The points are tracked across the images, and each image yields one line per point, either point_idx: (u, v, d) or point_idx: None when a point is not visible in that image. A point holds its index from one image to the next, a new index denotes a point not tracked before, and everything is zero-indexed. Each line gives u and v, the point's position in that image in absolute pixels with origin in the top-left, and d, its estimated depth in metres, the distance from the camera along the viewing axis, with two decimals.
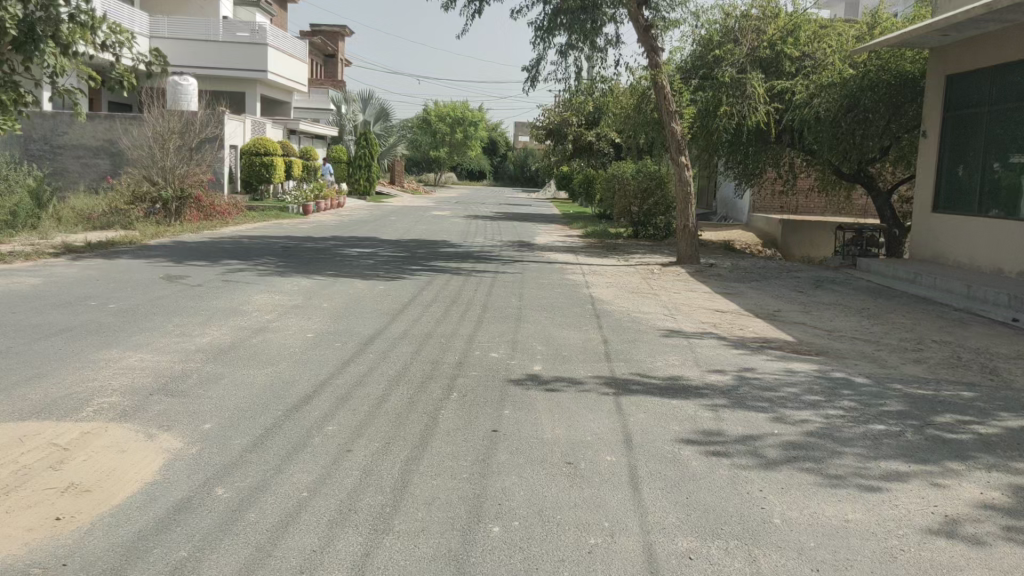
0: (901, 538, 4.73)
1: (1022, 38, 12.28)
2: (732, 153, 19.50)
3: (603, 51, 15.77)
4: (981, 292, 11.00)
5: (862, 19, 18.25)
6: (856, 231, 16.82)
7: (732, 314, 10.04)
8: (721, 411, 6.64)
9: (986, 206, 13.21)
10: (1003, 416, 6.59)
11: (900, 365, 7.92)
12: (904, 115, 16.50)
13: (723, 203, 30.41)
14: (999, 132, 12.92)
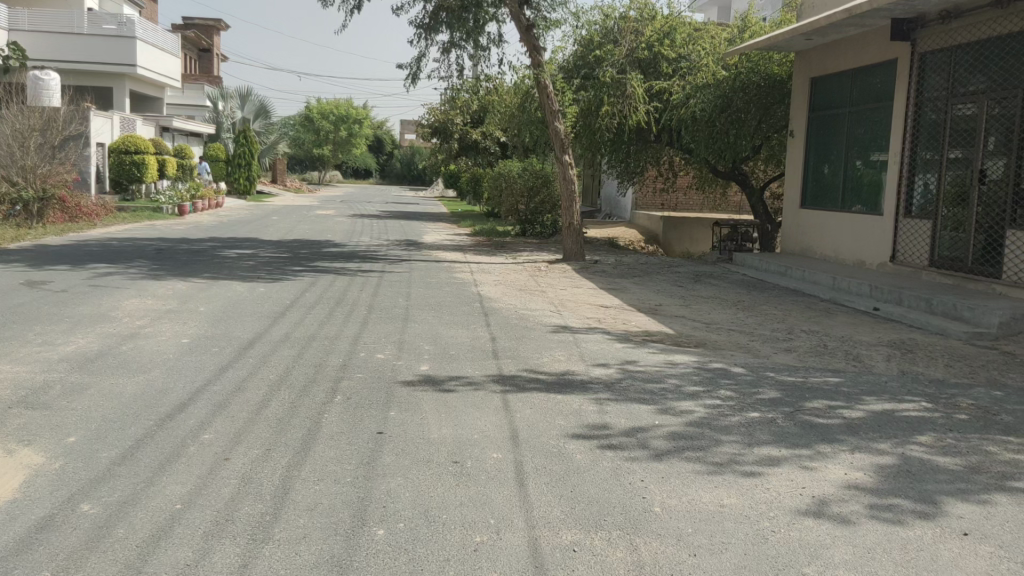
0: (773, 519, 4.94)
1: (880, 42, 13.02)
2: (615, 152, 19.98)
3: (485, 50, 15.81)
4: (846, 283, 11.62)
5: (732, 22, 19.00)
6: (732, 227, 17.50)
7: (616, 309, 10.27)
8: (606, 404, 6.77)
9: (850, 202, 13.92)
10: (867, 400, 7.00)
11: (772, 354, 8.29)
12: (774, 116, 17.28)
13: (606, 202, 31.07)
14: (860, 132, 13.66)
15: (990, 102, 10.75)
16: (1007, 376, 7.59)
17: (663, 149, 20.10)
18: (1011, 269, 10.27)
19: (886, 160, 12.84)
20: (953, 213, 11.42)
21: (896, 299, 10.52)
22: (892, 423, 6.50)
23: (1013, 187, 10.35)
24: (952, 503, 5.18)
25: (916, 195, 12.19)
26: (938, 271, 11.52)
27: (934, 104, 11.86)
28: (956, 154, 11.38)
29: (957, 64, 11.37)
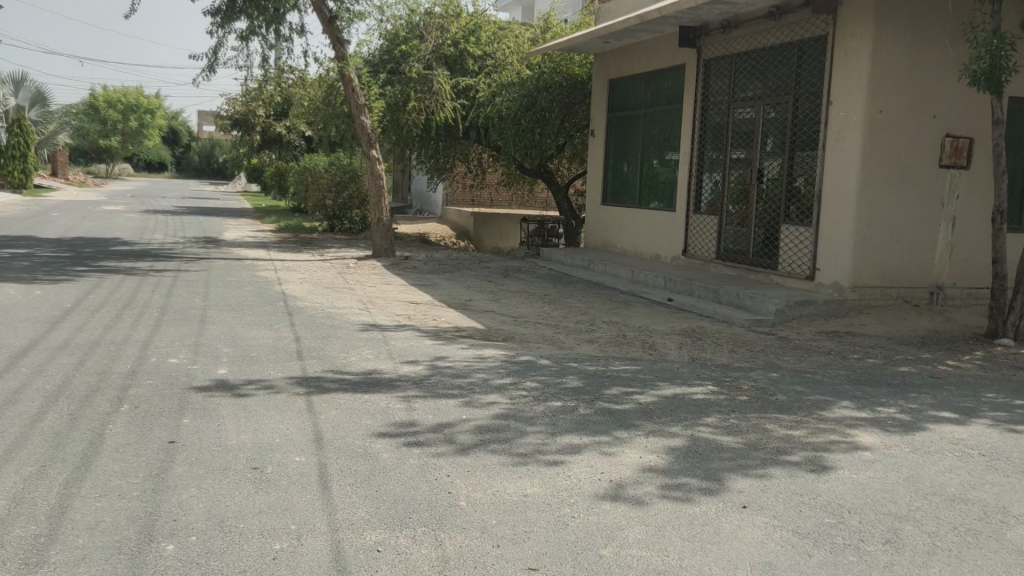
0: (573, 505, 5.12)
1: (670, 48, 13.83)
2: (423, 147, 19.99)
3: (288, 40, 15.32)
4: (643, 277, 12.25)
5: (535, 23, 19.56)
6: (539, 223, 17.96)
7: (425, 305, 10.27)
8: (413, 401, 6.75)
9: (647, 199, 14.69)
10: (660, 385, 7.41)
11: (576, 345, 8.60)
12: (576, 115, 18.04)
13: (416, 198, 31.15)
14: (655, 132, 14.45)
15: (766, 106, 11.66)
16: (782, 359, 8.29)
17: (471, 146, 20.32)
18: (786, 260, 11.21)
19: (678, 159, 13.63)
20: (736, 210, 12.29)
21: (687, 290, 11.21)
22: (682, 407, 6.91)
23: (786, 186, 11.28)
24: (734, 479, 5.59)
25: (704, 193, 13.03)
26: (724, 263, 12.39)
27: (718, 108, 12.72)
28: (738, 154, 12.24)
29: (737, 71, 12.25)
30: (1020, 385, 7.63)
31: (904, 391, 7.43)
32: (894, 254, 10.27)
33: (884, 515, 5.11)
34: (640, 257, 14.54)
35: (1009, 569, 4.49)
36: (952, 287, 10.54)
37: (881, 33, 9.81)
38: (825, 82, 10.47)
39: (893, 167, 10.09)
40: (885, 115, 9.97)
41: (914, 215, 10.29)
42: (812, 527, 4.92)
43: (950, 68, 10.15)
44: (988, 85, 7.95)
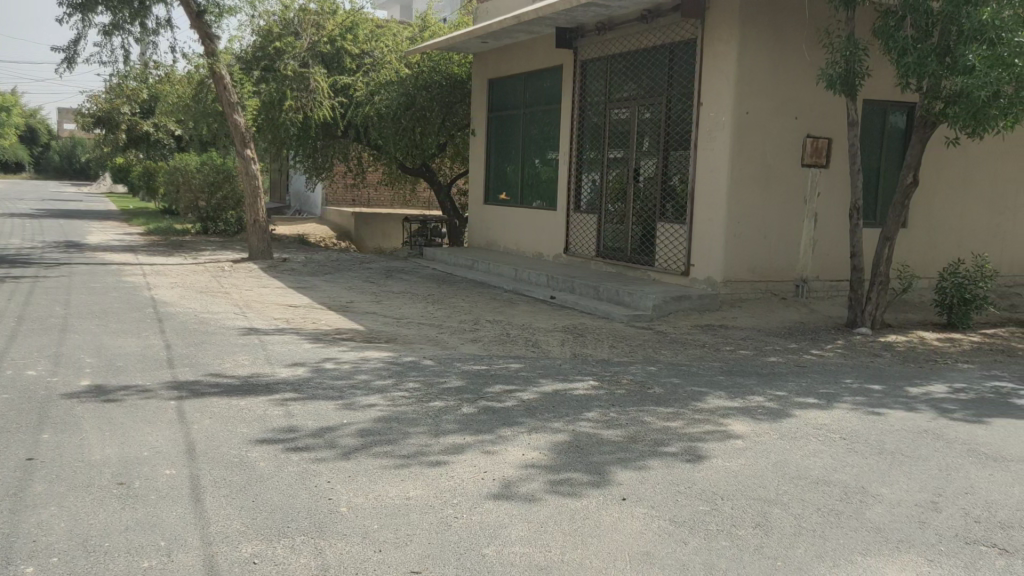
0: (456, 506, 5.11)
1: (547, 48, 14.03)
2: (301, 147, 19.56)
3: (154, 35, 14.68)
4: (526, 275, 12.38)
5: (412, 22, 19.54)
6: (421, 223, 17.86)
7: (304, 308, 10.05)
8: (292, 406, 6.59)
9: (529, 198, 14.84)
10: (542, 382, 7.50)
11: (459, 345, 8.60)
12: (457, 114, 17.93)
13: (294, 197, 30.51)
14: (535, 132, 14.62)
15: (640, 107, 11.97)
16: (659, 353, 8.55)
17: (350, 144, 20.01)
18: (662, 257, 11.55)
19: (557, 159, 13.83)
20: (614, 209, 12.57)
21: (568, 287, 11.40)
22: (564, 403, 7.01)
23: (662, 185, 11.62)
24: (613, 471, 5.71)
25: (584, 192, 13.27)
26: (604, 261, 12.66)
27: (595, 108, 12.96)
28: (615, 154, 12.52)
29: (612, 72, 12.53)
30: (877, 370, 8.13)
31: (772, 379, 7.79)
32: (762, 250, 10.74)
33: (754, 500, 5.33)
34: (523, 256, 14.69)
35: (869, 545, 4.76)
36: (815, 280, 11.12)
37: (747, 38, 10.23)
38: (696, 84, 10.83)
39: (760, 166, 10.55)
40: (752, 117, 10.41)
41: (780, 212, 10.80)
42: (688, 515, 5.08)
43: (809, 73, 10.69)
44: (844, 88, 8.43)
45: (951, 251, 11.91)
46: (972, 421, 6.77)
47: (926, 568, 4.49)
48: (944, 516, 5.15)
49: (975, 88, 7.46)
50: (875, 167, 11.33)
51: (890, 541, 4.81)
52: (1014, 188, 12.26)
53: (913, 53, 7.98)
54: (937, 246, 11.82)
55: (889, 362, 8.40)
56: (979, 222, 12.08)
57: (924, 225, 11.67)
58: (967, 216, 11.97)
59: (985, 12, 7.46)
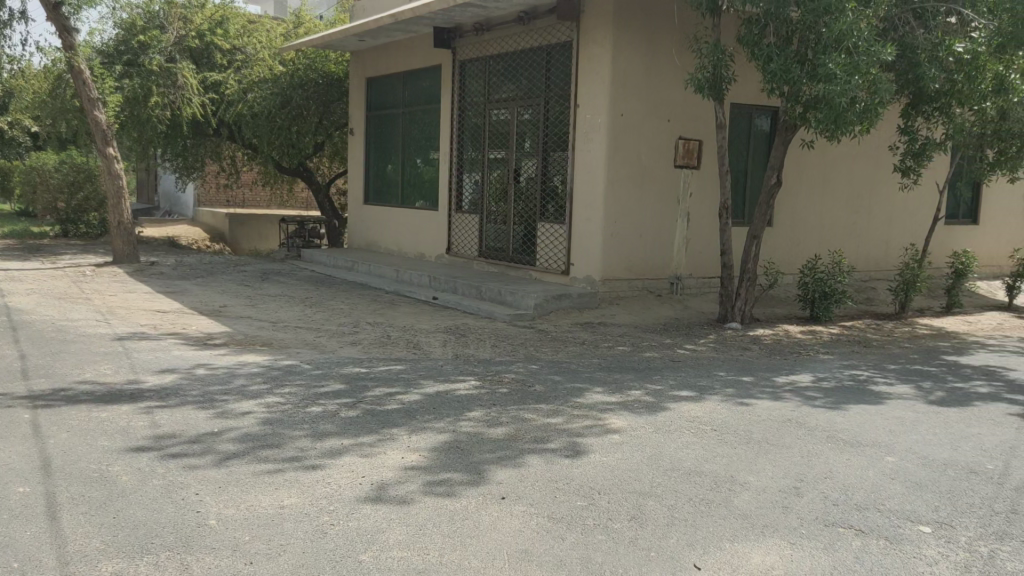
0: (333, 513, 5.00)
1: (425, 48, 13.98)
2: (169, 146, 18.72)
3: (6, 26, 13.80)
4: (408, 276, 12.30)
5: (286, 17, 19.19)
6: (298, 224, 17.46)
7: (174, 313, 9.65)
8: (157, 415, 6.31)
9: (410, 198, 14.75)
10: (423, 383, 7.46)
11: (338, 348, 8.45)
12: (333, 114, 17.81)
13: (164, 198, 29.27)
14: (414, 132, 14.54)
15: (519, 108, 12.08)
16: (540, 351, 8.64)
17: (222, 143, 19.38)
18: (543, 257, 11.69)
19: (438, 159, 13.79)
20: (494, 209, 12.63)
21: (450, 287, 11.39)
22: (444, 403, 6.98)
23: (541, 185, 11.76)
24: (492, 470, 5.73)
25: (465, 192, 13.28)
26: (486, 261, 12.72)
27: (475, 108, 12.98)
28: (496, 155, 12.59)
29: (490, 73, 12.58)
30: (746, 363, 8.47)
31: (649, 374, 8.00)
32: (638, 249, 11.03)
33: (629, 493, 5.46)
34: (405, 256, 14.57)
35: (736, 532, 4.95)
36: (689, 277, 11.51)
37: (620, 42, 10.47)
38: (573, 85, 11.02)
39: (635, 167, 10.83)
40: (626, 119, 10.67)
41: (654, 212, 11.10)
42: (565, 511, 5.15)
43: (679, 77, 11.05)
44: (712, 92, 8.75)
45: (813, 248, 12.55)
46: (833, 408, 7.15)
47: (790, 551, 4.71)
48: (806, 500, 5.42)
49: (836, 94, 7.83)
50: (742, 168, 11.81)
51: (756, 527, 5.01)
52: (868, 189, 13.03)
53: (776, 60, 8.35)
54: (800, 243, 12.43)
55: (757, 355, 8.77)
56: (837, 221, 12.78)
57: (788, 224, 12.26)
58: (826, 215, 12.64)
59: (841, 22, 7.87)
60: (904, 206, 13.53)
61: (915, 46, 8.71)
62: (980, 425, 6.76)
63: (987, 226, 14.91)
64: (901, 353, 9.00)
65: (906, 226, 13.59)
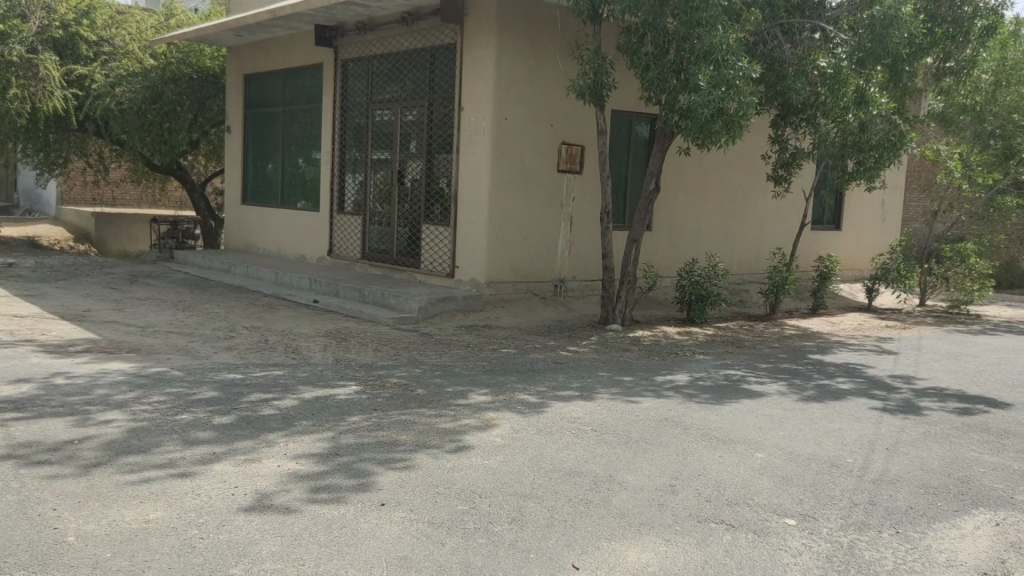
0: (202, 526, 4.78)
1: (304, 45, 13.72)
2: (27, 141, 17.48)
3: None
4: (288, 278, 11.99)
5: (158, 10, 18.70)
6: (171, 225, 16.80)
7: (33, 318, 9.08)
8: (11, 427, 5.90)
9: (291, 198, 14.39)
10: (301, 389, 7.27)
11: (212, 354, 8.14)
12: (209, 110, 17.50)
13: (22, 196, 27.56)
14: (294, 131, 14.24)
15: (403, 109, 11.98)
16: (423, 354, 8.59)
17: (88, 139, 18.42)
18: (428, 259, 11.64)
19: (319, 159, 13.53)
20: (378, 210, 12.48)
21: (332, 291, 11.18)
22: (323, 409, 6.83)
23: (426, 187, 11.70)
24: (373, 475, 5.64)
25: (347, 193, 13.07)
26: (368, 263, 12.55)
27: (357, 108, 12.79)
28: (379, 156, 12.44)
29: (373, 72, 12.43)
30: (626, 363, 8.66)
31: (532, 376, 8.07)
32: (522, 252, 11.12)
33: (510, 496, 5.48)
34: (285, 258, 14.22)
35: (614, 530, 5.04)
36: (572, 280, 11.69)
37: (503, 45, 10.54)
38: (457, 88, 11.01)
39: (518, 170, 10.92)
40: (510, 123, 10.74)
41: (538, 216, 11.22)
42: (445, 516, 5.12)
43: (561, 83, 11.21)
44: (594, 98, 8.91)
45: (689, 252, 12.98)
46: (707, 406, 7.41)
47: (665, 547, 4.83)
48: (680, 497, 5.57)
49: (699, 106, 8.15)
50: (623, 174, 12.09)
51: (633, 525, 5.12)
52: (740, 196, 13.57)
53: (654, 69, 8.59)
54: (677, 247, 12.83)
55: (637, 356, 8.99)
56: (712, 226, 13.26)
57: (666, 228, 12.63)
58: (702, 221, 13.09)
59: (713, 34, 8.16)
60: (774, 212, 14.16)
61: (783, 60, 9.17)
62: (842, 420, 7.13)
63: (849, 233, 15.80)
64: (771, 352, 9.42)
65: (776, 232, 14.23)
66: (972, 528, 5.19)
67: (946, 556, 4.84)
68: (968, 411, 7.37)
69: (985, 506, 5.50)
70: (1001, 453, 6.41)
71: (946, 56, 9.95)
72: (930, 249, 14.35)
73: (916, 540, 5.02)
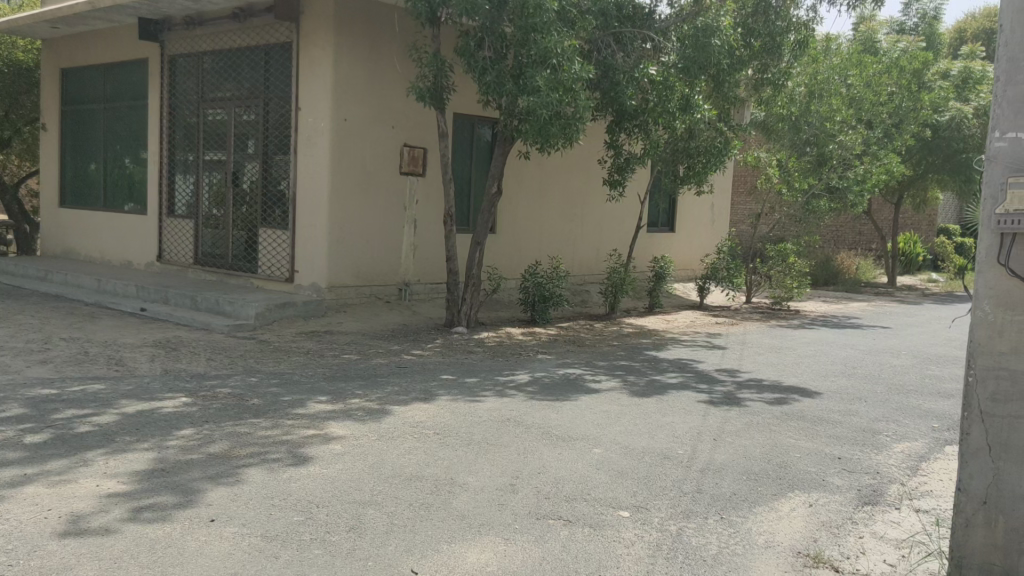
0: (10, 553, 4.42)
1: (128, 40, 12.99)
2: None
3: None
4: (112, 285, 11.31)
5: None
6: None
7: None
8: None
9: (117, 200, 13.57)
10: (124, 403, 6.86)
11: (24, 368, 7.55)
12: (22, 107, 16.32)
13: None
14: (118, 130, 13.45)
15: (237, 108, 11.57)
16: (259, 362, 8.30)
17: None
18: (265, 263, 11.31)
19: (146, 159, 12.84)
20: (212, 214, 11.97)
21: (161, 298, 10.64)
22: (149, 424, 6.47)
23: (262, 189, 11.36)
24: (202, 491, 5.39)
25: (178, 196, 12.48)
26: (200, 268, 12.03)
27: (187, 107, 12.24)
28: (212, 156, 11.96)
29: (204, 70, 11.93)
30: (470, 365, 8.71)
31: (373, 381, 7.97)
32: (364, 255, 10.99)
33: (348, 504, 5.37)
34: (109, 264, 13.40)
35: (454, 533, 5.04)
36: (417, 283, 11.65)
37: (341, 46, 10.38)
38: (294, 88, 10.74)
39: (360, 172, 10.79)
40: (350, 124, 10.59)
41: (380, 218, 11.12)
42: (280, 529, 4.95)
43: (402, 85, 11.16)
44: (434, 101, 8.89)
45: (531, 254, 13.21)
46: (546, 404, 7.56)
47: (503, 547, 4.87)
48: (520, 496, 5.64)
49: (539, 107, 8.28)
50: (465, 177, 12.16)
51: (473, 526, 5.13)
52: (580, 199, 13.94)
53: (491, 73, 8.68)
54: (520, 249, 13.04)
55: (480, 357, 9.05)
56: (554, 228, 13.57)
57: (509, 231, 12.81)
58: (543, 223, 13.36)
59: (547, 40, 8.33)
60: (612, 215, 14.64)
61: (615, 67, 9.48)
62: (674, 413, 7.45)
63: (680, 234, 16.55)
64: (609, 350, 9.73)
65: (614, 234, 14.72)
66: (788, 510, 5.54)
67: (765, 537, 5.14)
68: (785, 400, 7.89)
69: (799, 489, 5.88)
70: (815, 438, 6.88)
71: (764, 68, 10.61)
72: (754, 250, 15.22)
73: (739, 524, 5.30)
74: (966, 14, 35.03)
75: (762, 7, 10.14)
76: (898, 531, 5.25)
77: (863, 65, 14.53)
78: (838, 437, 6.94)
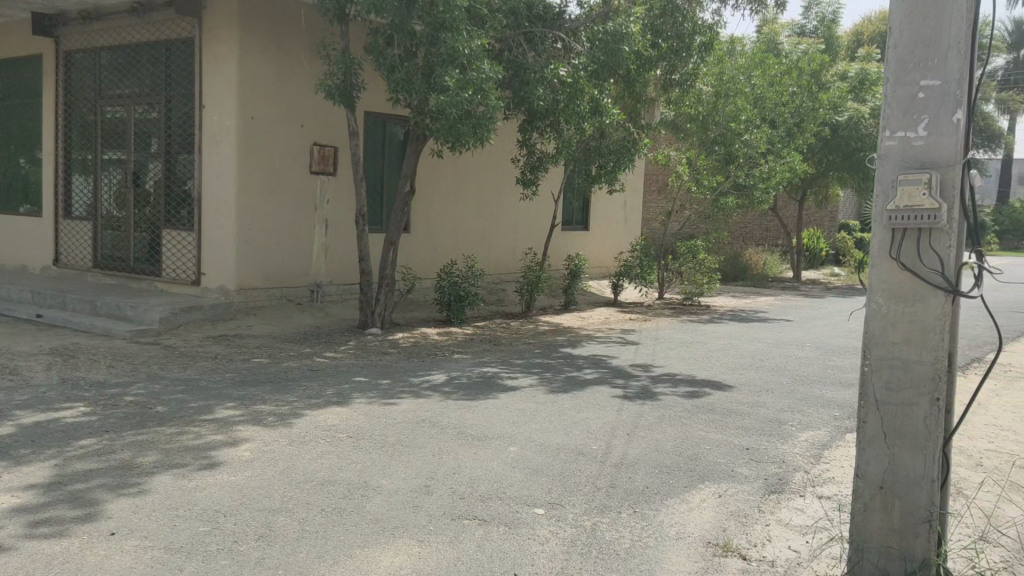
0: None
1: (21, 34, 12.40)
2: None
3: None
4: (4, 291, 10.77)
5: None
6: None
7: None
8: None
9: (10, 202, 12.94)
10: (19, 414, 6.54)
11: None
12: None
13: None
14: (12, 128, 12.82)
15: (137, 106, 11.17)
16: (164, 368, 8.04)
17: None
18: (170, 265, 10.96)
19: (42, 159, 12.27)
20: (112, 215, 11.53)
21: (57, 303, 10.19)
22: (45, 435, 6.18)
23: (165, 189, 11.00)
24: (102, 503, 5.17)
25: (76, 197, 11.97)
26: (99, 272, 11.57)
27: (83, 104, 11.75)
28: (111, 156, 11.52)
29: (102, 67, 11.49)
30: (384, 366, 8.61)
31: (284, 385, 7.80)
32: (273, 256, 10.76)
33: (258, 511, 5.24)
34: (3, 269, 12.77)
35: (367, 537, 4.96)
36: (329, 284, 11.47)
37: (245, 42, 10.14)
38: (196, 85, 10.43)
39: (268, 171, 10.56)
40: (256, 122, 10.35)
41: (290, 218, 10.91)
42: (186, 540, 4.79)
43: (310, 83, 10.97)
44: (343, 98, 8.75)
45: (446, 253, 13.15)
46: (460, 404, 7.53)
47: (418, 548, 4.83)
48: (434, 497, 5.59)
49: (448, 106, 8.24)
50: (378, 177, 12.03)
51: (387, 530, 5.07)
52: (494, 198, 13.96)
53: (401, 70, 8.60)
54: (434, 249, 12.97)
55: (394, 358, 8.97)
56: (469, 227, 13.57)
57: (422, 231, 12.73)
58: (457, 223, 13.33)
59: (457, 38, 8.30)
60: (527, 213, 14.71)
61: (525, 66, 9.50)
62: (589, 409, 7.53)
63: (595, 233, 16.74)
64: (525, 349, 9.76)
65: (529, 233, 14.78)
66: (699, 501, 5.65)
67: (676, 529, 5.23)
68: (696, 394, 8.05)
69: (709, 480, 6.01)
70: (724, 430, 7.05)
71: (671, 69, 10.80)
72: (666, 247, 15.51)
73: (651, 517, 5.38)
74: (862, 19, 36.47)
75: (668, 10, 10.31)
76: (803, 517, 5.42)
77: (767, 66, 14.96)
78: (746, 428, 7.12)
